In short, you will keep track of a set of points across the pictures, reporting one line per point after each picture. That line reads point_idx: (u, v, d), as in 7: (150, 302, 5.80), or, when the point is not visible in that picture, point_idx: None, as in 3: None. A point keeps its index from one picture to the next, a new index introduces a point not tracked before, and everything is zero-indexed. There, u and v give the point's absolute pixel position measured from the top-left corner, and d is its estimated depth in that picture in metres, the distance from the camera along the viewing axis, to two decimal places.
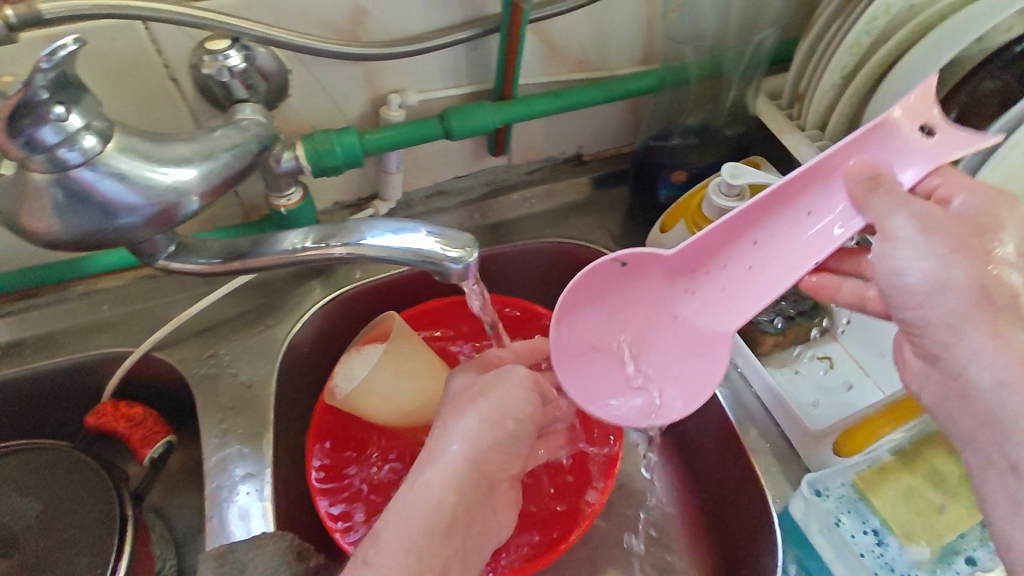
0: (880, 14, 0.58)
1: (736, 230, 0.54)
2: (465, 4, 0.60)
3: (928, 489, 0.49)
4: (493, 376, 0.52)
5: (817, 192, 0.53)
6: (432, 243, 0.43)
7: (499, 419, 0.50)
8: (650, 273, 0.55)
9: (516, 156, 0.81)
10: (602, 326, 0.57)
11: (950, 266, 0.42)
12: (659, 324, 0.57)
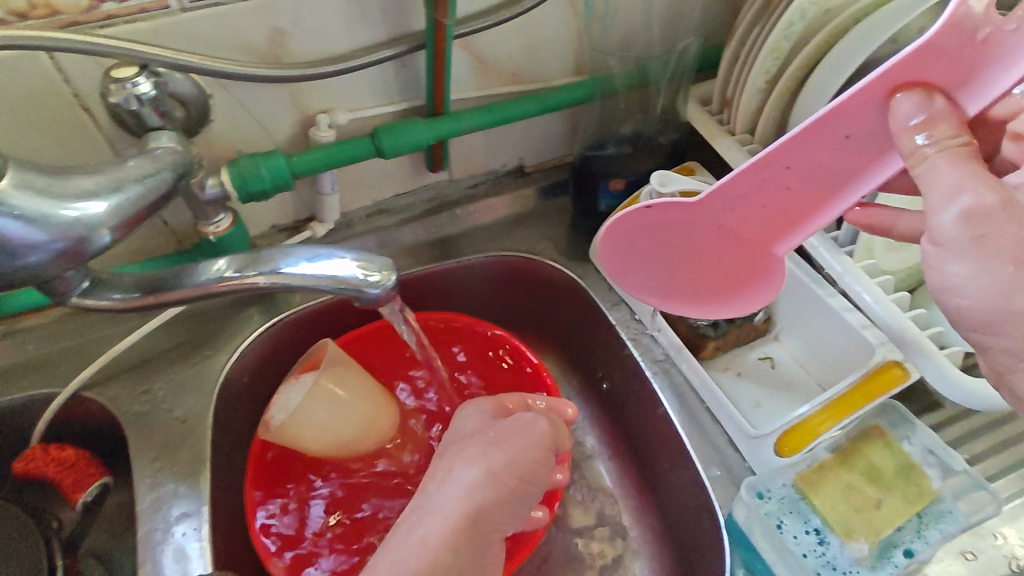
0: (797, 20, 0.59)
1: (771, 167, 0.49)
2: (389, 21, 0.60)
3: (865, 485, 0.50)
4: (514, 425, 0.52)
5: (853, 116, 0.44)
6: (353, 269, 0.42)
7: (507, 474, 0.48)
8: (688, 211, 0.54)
9: (457, 171, 0.80)
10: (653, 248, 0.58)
11: (1013, 293, 0.39)
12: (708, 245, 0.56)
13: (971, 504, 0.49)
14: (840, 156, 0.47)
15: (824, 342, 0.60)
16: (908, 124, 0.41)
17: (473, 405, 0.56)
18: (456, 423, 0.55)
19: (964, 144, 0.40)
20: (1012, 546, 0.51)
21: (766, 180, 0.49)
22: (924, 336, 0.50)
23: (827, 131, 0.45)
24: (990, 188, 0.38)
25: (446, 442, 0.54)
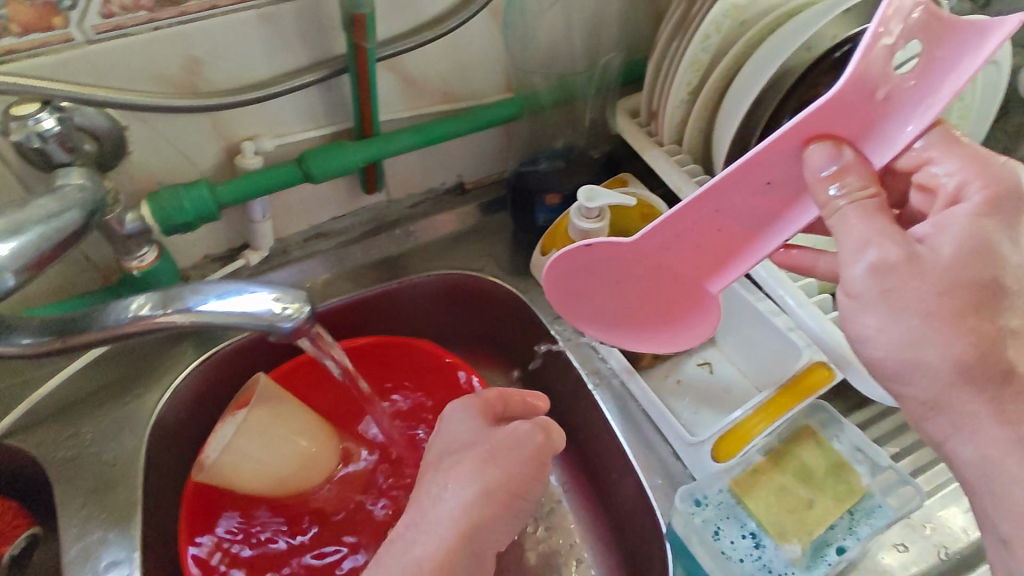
0: (712, 33, 0.60)
1: (699, 210, 0.48)
2: (310, 46, 0.59)
3: (796, 486, 0.52)
4: (508, 437, 0.49)
5: (772, 162, 0.45)
6: (267, 303, 0.42)
7: (504, 493, 0.46)
8: (622, 250, 0.53)
9: (395, 191, 0.79)
10: (590, 284, 0.57)
11: (919, 346, 0.41)
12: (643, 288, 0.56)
13: (899, 499, 0.51)
14: (763, 201, 0.47)
15: (758, 347, 0.62)
16: (820, 175, 0.42)
17: (461, 409, 0.53)
18: (448, 429, 0.52)
19: (872, 197, 0.41)
20: (940, 534, 0.54)
21: (694, 222, 0.49)
22: (845, 337, 0.52)
23: (749, 178, 0.45)
24: (894, 244, 0.40)
25: (438, 448, 0.51)
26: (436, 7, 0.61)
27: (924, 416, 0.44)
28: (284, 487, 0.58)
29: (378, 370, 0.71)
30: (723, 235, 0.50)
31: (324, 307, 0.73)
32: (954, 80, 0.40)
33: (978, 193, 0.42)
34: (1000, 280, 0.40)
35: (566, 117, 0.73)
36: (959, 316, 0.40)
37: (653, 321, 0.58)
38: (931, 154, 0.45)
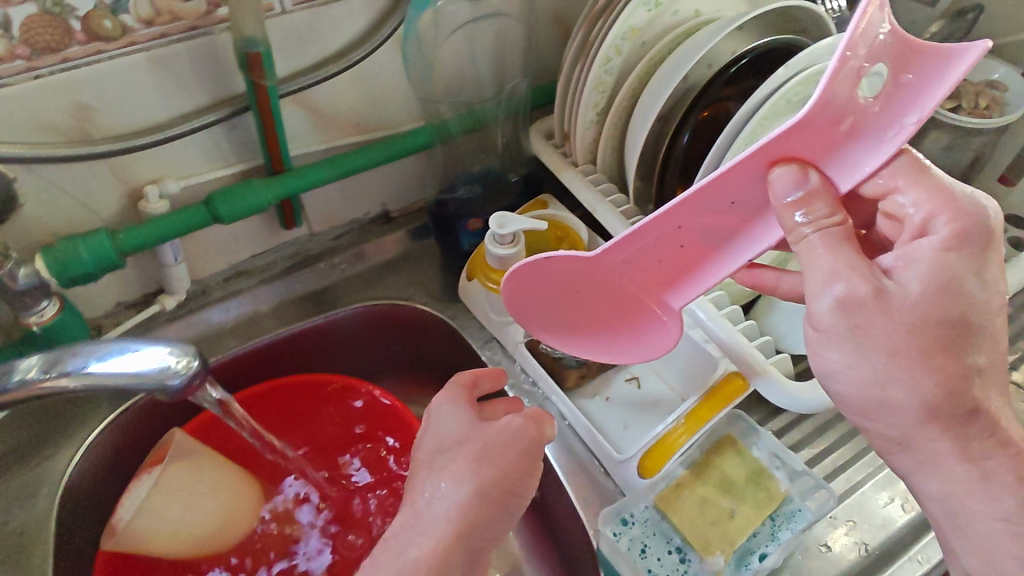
0: (613, 55, 0.61)
1: (662, 227, 0.46)
2: (209, 86, 0.58)
3: (718, 497, 0.53)
4: (500, 435, 0.46)
5: (738, 181, 0.43)
6: (151, 362, 0.40)
7: (498, 493, 0.44)
8: (580, 267, 0.50)
9: (317, 224, 0.78)
10: (550, 299, 0.55)
11: (886, 384, 0.40)
12: (603, 302, 0.53)
13: (815, 503, 0.53)
14: (725, 218, 0.46)
15: (680, 359, 0.63)
16: (785, 201, 0.41)
17: (447, 400, 0.50)
18: (436, 425, 0.49)
19: (838, 225, 0.41)
20: (859, 531, 0.56)
21: (658, 239, 0.47)
22: (753, 347, 0.54)
23: (715, 195, 0.44)
24: (864, 278, 0.39)
25: (428, 447, 0.48)
26: (338, 40, 0.61)
27: (891, 451, 0.44)
28: (206, 544, 0.56)
29: (308, 409, 0.69)
30: (683, 252, 0.48)
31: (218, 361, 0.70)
32: (920, 106, 0.39)
33: (945, 226, 0.42)
34: (967, 317, 0.40)
35: (478, 142, 0.73)
36: (928, 353, 0.39)
37: (614, 336, 0.56)
38: (898, 183, 0.44)
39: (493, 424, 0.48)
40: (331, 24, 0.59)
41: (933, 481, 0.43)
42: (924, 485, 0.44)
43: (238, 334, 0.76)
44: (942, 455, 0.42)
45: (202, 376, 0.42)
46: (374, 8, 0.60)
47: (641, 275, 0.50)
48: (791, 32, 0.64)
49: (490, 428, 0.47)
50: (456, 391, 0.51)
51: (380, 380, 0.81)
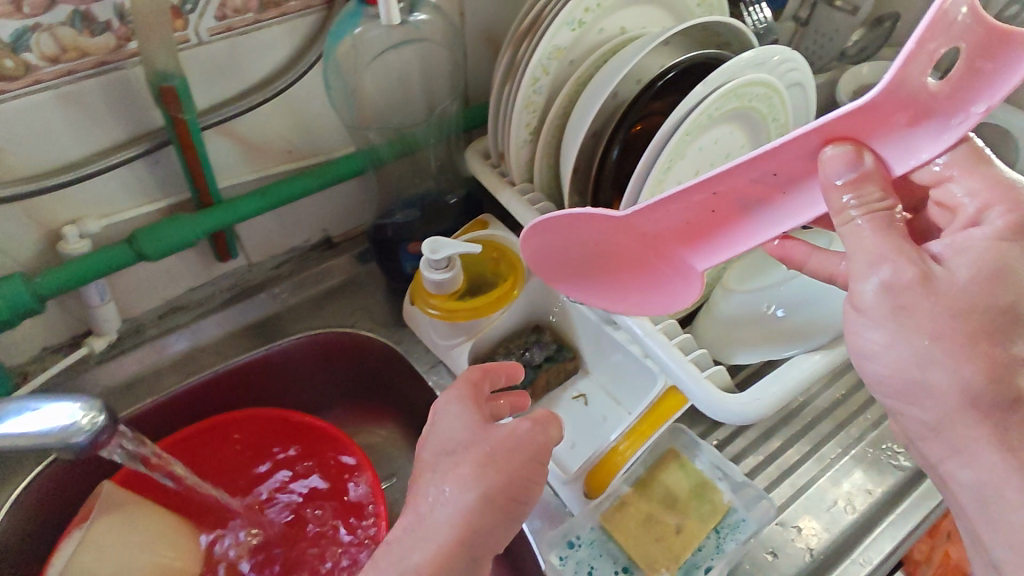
0: (540, 76, 0.61)
1: (695, 198, 0.43)
2: (126, 121, 0.56)
3: (663, 514, 0.54)
4: (508, 440, 0.46)
5: (785, 154, 0.40)
6: (55, 419, 0.38)
7: (503, 500, 0.44)
8: (602, 234, 0.49)
9: (255, 255, 0.76)
10: (572, 257, 0.54)
11: (927, 367, 0.39)
12: (624, 260, 0.52)
13: (757, 515, 0.53)
14: (764, 188, 0.43)
15: (625, 375, 0.63)
16: (836, 182, 0.39)
17: (455, 400, 0.49)
18: (442, 426, 0.48)
19: (887, 209, 0.39)
20: (805, 537, 0.58)
21: (688, 207, 0.44)
22: (689, 361, 0.54)
23: (760, 168, 0.41)
24: (909, 262, 0.38)
25: (433, 449, 0.47)
26: (261, 69, 0.60)
27: (924, 438, 0.42)
28: None
29: (249, 446, 0.67)
30: (717, 223, 0.45)
31: (138, 408, 0.68)
32: (990, 95, 0.36)
33: (999, 218, 0.40)
34: (1017, 307, 0.38)
35: (412, 167, 0.73)
36: (974, 340, 0.38)
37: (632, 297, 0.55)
38: (953, 172, 0.42)
39: (500, 428, 0.47)
40: (251, 54, 0.58)
41: (965, 469, 0.40)
42: (957, 472, 0.41)
43: (180, 370, 0.73)
44: (982, 445, 0.39)
45: (110, 431, 0.41)
46: (296, 36, 0.60)
47: (670, 245, 0.48)
48: (715, 45, 0.65)
49: (496, 432, 0.46)
50: (461, 390, 0.50)
51: (326, 412, 0.80)
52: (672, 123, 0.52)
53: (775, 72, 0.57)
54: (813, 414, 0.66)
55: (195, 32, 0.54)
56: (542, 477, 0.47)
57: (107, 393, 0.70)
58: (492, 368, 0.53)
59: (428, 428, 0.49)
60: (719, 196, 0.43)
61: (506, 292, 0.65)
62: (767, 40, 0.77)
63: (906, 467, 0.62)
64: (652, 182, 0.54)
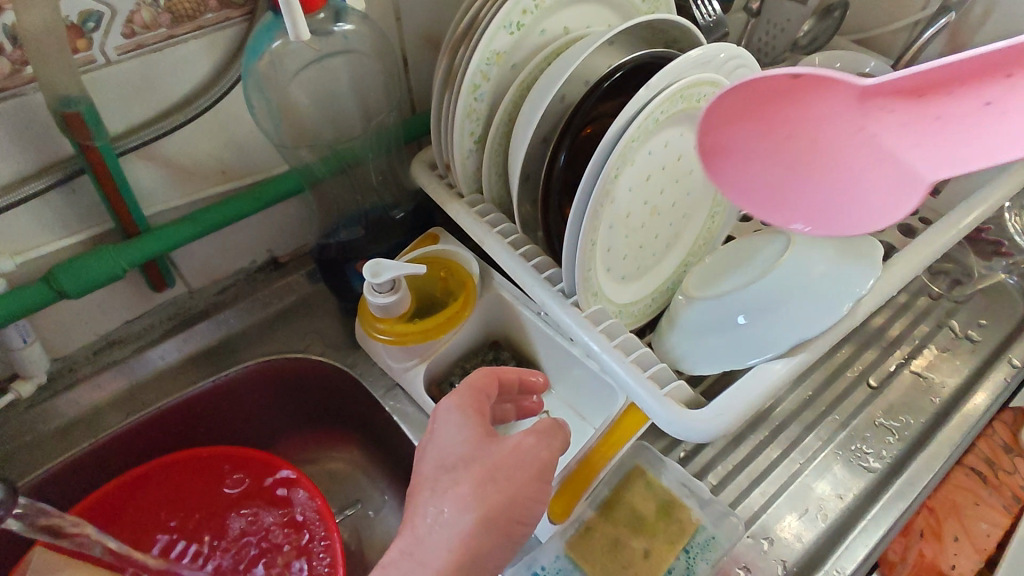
0: (481, 82, 0.58)
1: (985, 61, 0.38)
2: (33, 151, 0.52)
3: (630, 538, 0.52)
4: (514, 454, 0.43)
5: None
6: None
7: (501, 521, 0.42)
8: (839, 122, 0.44)
9: (194, 280, 0.70)
10: (785, 163, 0.48)
11: None
12: (853, 146, 0.45)
13: (726, 531, 0.52)
14: None
15: (585, 390, 0.61)
16: None
17: (457, 402, 0.47)
18: (444, 435, 0.45)
19: None
20: (778, 548, 0.56)
21: (975, 75, 0.39)
22: (647, 376, 0.51)
23: None
24: None
25: (432, 463, 0.44)
26: (181, 87, 0.56)
27: None
28: None
29: (194, 486, 0.64)
30: (993, 117, 0.40)
31: (71, 456, 0.63)
32: None
33: None
34: None
35: (351, 184, 0.69)
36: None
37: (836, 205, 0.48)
38: None
39: (508, 440, 0.44)
40: (168, 72, 0.55)
41: None
42: None
43: (121, 409, 0.68)
44: None
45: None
46: (218, 49, 0.56)
47: (920, 144, 0.43)
48: (663, 43, 0.62)
49: (501, 444, 0.44)
50: (464, 397, 0.47)
51: (283, 438, 0.76)
52: (619, 126, 0.49)
53: (722, 70, 0.55)
54: (782, 417, 0.64)
55: (102, 51, 0.51)
56: (539, 498, 0.44)
57: (41, 439, 0.65)
58: (503, 374, 0.52)
59: (428, 435, 0.47)
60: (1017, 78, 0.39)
61: (459, 312, 0.62)
62: (717, 33, 0.74)
63: (875, 467, 0.61)
64: (601, 192, 0.51)
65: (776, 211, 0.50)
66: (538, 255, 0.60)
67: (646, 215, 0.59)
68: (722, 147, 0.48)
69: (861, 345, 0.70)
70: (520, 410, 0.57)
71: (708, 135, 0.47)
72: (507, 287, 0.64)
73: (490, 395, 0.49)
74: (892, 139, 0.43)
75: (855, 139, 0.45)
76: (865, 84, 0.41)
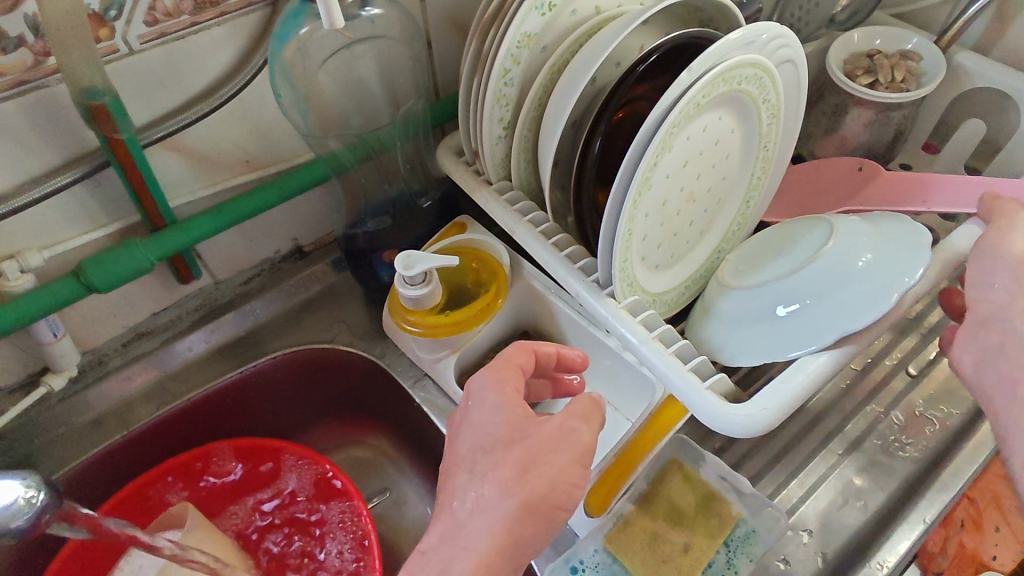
0: (512, 66, 0.56)
1: (912, 181, 0.67)
2: (58, 144, 0.51)
3: (670, 531, 0.53)
4: (560, 438, 0.41)
5: (930, 190, 0.65)
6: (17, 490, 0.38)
7: (544, 506, 0.40)
8: (851, 191, 0.70)
9: (220, 271, 0.69)
10: (806, 194, 0.73)
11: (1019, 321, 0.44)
12: (854, 195, 0.70)
13: (765, 522, 0.53)
14: (883, 201, 0.67)
15: (619, 382, 0.60)
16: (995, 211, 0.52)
17: (493, 384, 0.44)
18: (478, 416, 0.44)
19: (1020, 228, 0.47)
20: (817, 541, 0.56)
21: (891, 193, 0.67)
22: (687, 370, 0.51)
23: (894, 194, 0.67)
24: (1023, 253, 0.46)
25: (470, 443, 0.43)
26: (206, 75, 0.55)
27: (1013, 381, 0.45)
28: None
29: (246, 469, 0.64)
30: (883, 201, 0.67)
31: (104, 448, 0.64)
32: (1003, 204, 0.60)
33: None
34: None
35: (378, 172, 0.67)
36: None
37: (805, 208, 0.72)
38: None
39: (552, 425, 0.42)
40: (192, 59, 0.53)
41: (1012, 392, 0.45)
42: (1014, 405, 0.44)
43: (152, 401, 0.68)
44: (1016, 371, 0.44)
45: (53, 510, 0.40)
46: (241, 36, 0.55)
47: (867, 199, 0.68)
48: (698, 22, 0.60)
49: (542, 424, 0.42)
50: (500, 372, 0.45)
51: (310, 430, 0.75)
52: (661, 111, 0.48)
53: (764, 51, 0.53)
54: (819, 408, 0.63)
55: (125, 41, 0.49)
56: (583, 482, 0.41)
57: (73, 431, 0.65)
58: (540, 348, 0.49)
59: (460, 418, 0.45)
60: (908, 195, 0.66)
61: (490, 304, 0.61)
62: (749, 9, 0.70)
63: (913, 457, 0.60)
64: (639, 181, 0.50)
65: (790, 207, 0.73)
66: (571, 245, 0.59)
67: (683, 202, 0.58)
68: (827, 182, 0.72)
69: (900, 332, 0.68)
70: (559, 388, 0.54)
71: (828, 174, 0.73)
72: (538, 277, 0.63)
73: (529, 372, 0.47)
74: (850, 198, 0.70)
75: (870, 196, 0.68)
76: (871, 165, 0.70)
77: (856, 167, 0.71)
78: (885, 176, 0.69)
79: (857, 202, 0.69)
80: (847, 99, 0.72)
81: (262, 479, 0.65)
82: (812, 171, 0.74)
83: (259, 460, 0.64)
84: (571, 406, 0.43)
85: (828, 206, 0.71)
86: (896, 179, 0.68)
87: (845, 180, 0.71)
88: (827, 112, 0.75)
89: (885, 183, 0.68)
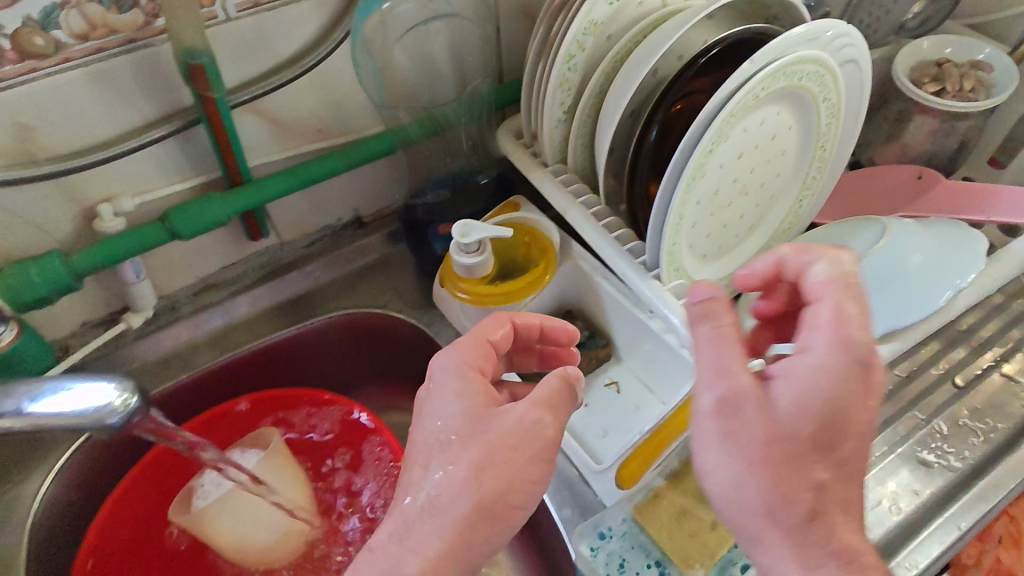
0: (576, 52, 0.58)
1: (971, 192, 0.66)
2: (156, 99, 0.56)
3: (698, 509, 0.54)
4: (518, 432, 0.41)
5: (990, 202, 0.64)
6: (109, 396, 0.39)
7: (499, 508, 0.40)
8: (907, 198, 0.70)
9: (286, 233, 0.74)
10: (860, 197, 0.73)
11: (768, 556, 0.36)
12: (910, 201, 0.70)
13: None
14: (939, 208, 0.66)
15: (657, 365, 0.62)
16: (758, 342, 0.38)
17: (452, 374, 0.45)
18: (438, 403, 0.44)
19: (737, 418, 0.36)
20: None
21: (948, 201, 0.67)
22: None
23: (951, 203, 0.66)
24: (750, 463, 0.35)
25: (428, 433, 0.43)
26: (291, 45, 0.59)
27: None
28: (252, 560, 0.60)
29: (297, 414, 0.68)
30: (941, 208, 0.66)
31: (172, 385, 0.69)
32: None
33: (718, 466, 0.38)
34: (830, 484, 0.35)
35: (441, 147, 0.71)
36: (781, 469, 0.35)
37: (858, 210, 0.72)
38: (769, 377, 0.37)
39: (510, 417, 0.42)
40: (280, 29, 0.57)
41: None
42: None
43: (215, 348, 0.73)
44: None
45: (142, 412, 0.41)
46: (325, 11, 0.59)
47: (924, 206, 0.68)
48: (764, 19, 0.61)
49: (502, 420, 0.41)
50: (461, 360, 0.46)
51: (356, 391, 0.80)
52: (719, 102, 0.49)
53: (827, 49, 0.54)
54: None
55: (224, 8, 0.54)
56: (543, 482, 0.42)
57: (144, 368, 0.71)
58: (518, 320, 0.51)
59: (423, 401, 0.46)
60: (966, 204, 0.65)
61: (537, 279, 0.63)
62: (819, 11, 0.71)
63: (952, 466, 0.60)
64: (692, 167, 0.51)
65: (843, 208, 0.73)
66: (620, 228, 0.61)
67: (735, 194, 0.59)
68: (883, 186, 0.72)
69: (949, 343, 0.68)
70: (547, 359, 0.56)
71: (886, 178, 0.72)
72: (585, 258, 0.65)
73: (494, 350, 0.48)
74: (905, 204, 0.70)
75: (927, 203, 0.68)
76: (931, 174, 0.69)
77: (915, 174, 0.71)
78: (943, 186, 0.68)
79: (912, 208, 0.68)
80: (910, 106, 0.71)
81: (311, 426, 0.68)
82: (871, 176, 0.73)
83: (309, 407, 0.67)
84: (533, 396, 0.42)
85: (881, 210, 0.71)
86: (955, 189, 0.67)
87: (902, 187, 0.71)
88: (889, 118, 0.75)
89: (944, 192, 0.68)
